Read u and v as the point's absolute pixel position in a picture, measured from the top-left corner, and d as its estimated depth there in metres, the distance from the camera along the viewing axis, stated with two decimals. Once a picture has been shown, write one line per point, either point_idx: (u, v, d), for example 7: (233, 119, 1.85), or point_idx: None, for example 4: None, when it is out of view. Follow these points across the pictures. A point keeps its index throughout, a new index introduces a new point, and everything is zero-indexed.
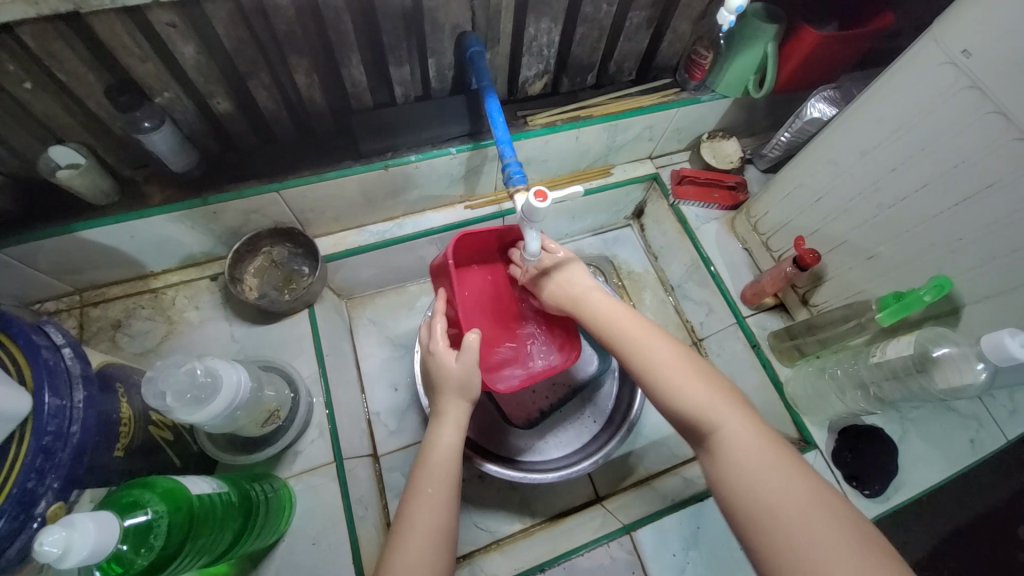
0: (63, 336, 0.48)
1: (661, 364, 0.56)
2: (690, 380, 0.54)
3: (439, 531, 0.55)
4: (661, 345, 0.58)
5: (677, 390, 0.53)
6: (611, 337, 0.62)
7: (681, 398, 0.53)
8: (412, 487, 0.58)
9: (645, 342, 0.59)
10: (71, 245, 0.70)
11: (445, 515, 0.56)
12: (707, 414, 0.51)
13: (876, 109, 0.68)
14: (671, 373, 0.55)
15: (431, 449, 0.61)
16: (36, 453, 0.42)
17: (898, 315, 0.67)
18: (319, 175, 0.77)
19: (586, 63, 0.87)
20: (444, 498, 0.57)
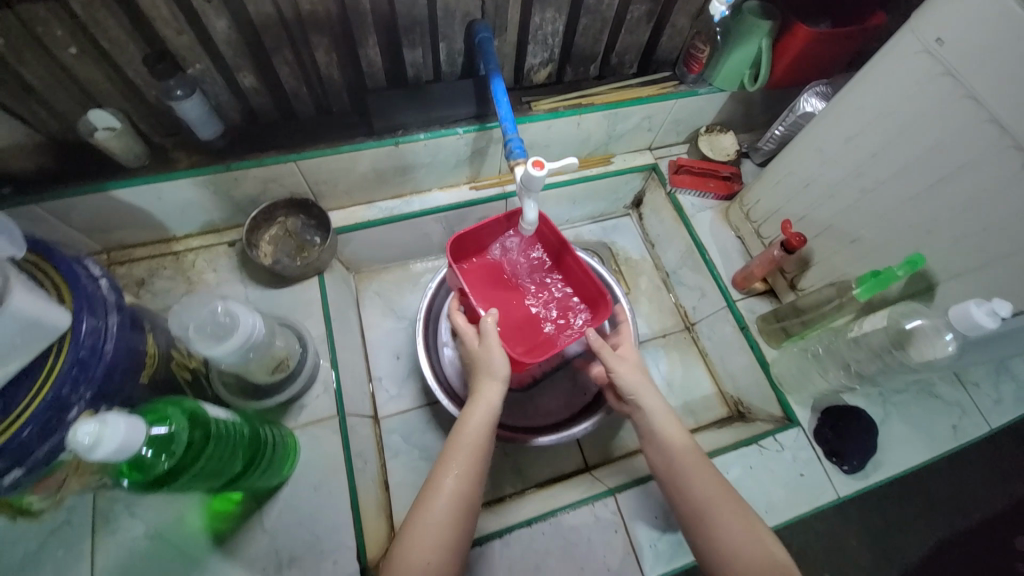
0: (100, 269, 0.53)
1: (713, 493, 0.61)
2: (746, 528, 0.58)
3: (466, 497, 0.60)
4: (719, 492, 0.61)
5: (740, 535, 0.58)
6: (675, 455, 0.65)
7: (724, 520, 0.59)
8: (443, 457, 0.62)
9: (702, 466, 0.64)
10: (103, 202, 0.75)
11: (471, 488, 0.61)
12: (753, 556, 0.56)
13: (858, 99, 0.72)
14: (719, 501, 0.61)
15: (466, 425, 0.65)
16: (74, 363, 0.47)
17: (874, 290, 0.70)
18: (335, 148, 0.82)
19: (588, 53, 0.92)
20: (472, 473, 0.61)
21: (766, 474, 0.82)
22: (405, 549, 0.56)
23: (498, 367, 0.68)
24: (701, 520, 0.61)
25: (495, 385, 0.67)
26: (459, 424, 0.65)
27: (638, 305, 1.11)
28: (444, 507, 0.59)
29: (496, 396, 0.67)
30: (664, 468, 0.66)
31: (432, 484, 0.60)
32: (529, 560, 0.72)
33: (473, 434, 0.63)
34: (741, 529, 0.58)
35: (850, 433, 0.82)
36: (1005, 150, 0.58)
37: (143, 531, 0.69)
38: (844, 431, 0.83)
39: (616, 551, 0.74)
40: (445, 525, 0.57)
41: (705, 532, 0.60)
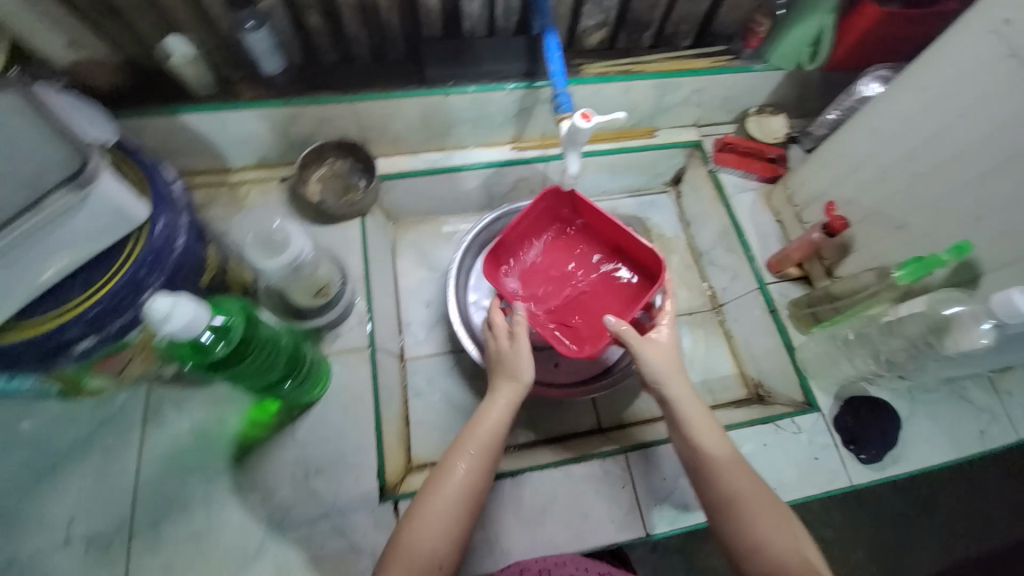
0: (175, 177, 0.60)
1: (747, 490, 0.60)
2: (774, 524, 0.58)
3: (475, 490, 0.62)
4: (750, 486, 0.61)
5: (769, 528, 0.57)
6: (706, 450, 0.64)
7: (754, 512, 0.59)
8: (456, 446, 0.65)
9: (737, 465, 0.62)
10: (172, 126, 0.81)
11: (480, 481, 0.63)
12: (785, 552, 0.56)
13: (920, 79, 0.70)
14: (755, 499, 0.60)
15: (484, 419, 0.67)
16: (150, 250, 0.53)
17: (916, 275, 0.69)
18: (387, 94, 0.85)
19: (644, 19, 0.91)
20: (482, 467, 0.64)
21: (779, 452, 0.82)
22: (414, 529, 0.59)
23: (524, 374, 0.69)
24: (729, 514, 0.60)
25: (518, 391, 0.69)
26: (476, 417, 0.67)
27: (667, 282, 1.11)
28: (452, 495, 0.61)
29: (516, 397, 0.69)
30: (693, 463, 0.65)
31: (444, 470, 0.63)
32: (536, 501, 0.76)
33: (489, 431, 0.66)
34: (777, 530, 0.57)
35: (872, 422, 0.82)
36: None
37: (186, 428, 0.75)
38: (866, 420, 0.83)
39: (621, 504, 0.77)
40: (450, 512, 0.60)
41: (730, 525, 0.59)
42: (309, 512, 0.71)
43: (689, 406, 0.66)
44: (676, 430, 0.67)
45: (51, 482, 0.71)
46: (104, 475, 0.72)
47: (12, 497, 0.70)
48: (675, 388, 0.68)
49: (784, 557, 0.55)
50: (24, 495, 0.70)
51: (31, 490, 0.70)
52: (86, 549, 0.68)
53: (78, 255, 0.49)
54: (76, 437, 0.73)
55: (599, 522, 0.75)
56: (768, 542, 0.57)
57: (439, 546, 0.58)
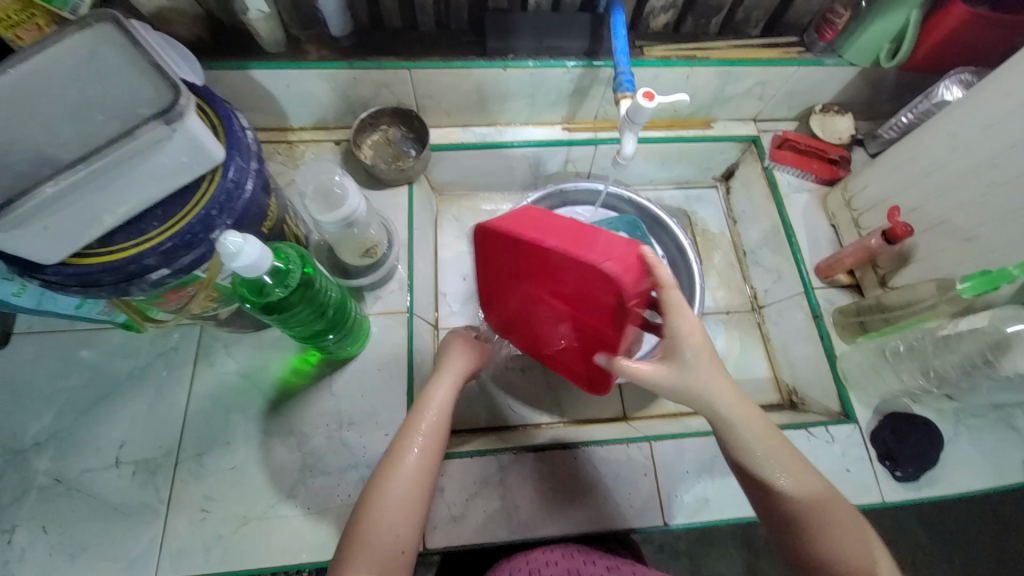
0: (246, 125, 0.62)
1: (806, 498, 0.56)
2: (838, 532, 0.55)
3: (427, 474, 0.59)
4: (810, 492, 0.56)
5: (834, 534, 0.55)
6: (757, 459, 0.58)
7: (812, 518, 0.55)
8: (405, 430, 0.61)
9: (793, 472, 0.57)
10: (241, 80, 0.84)
11: (432, 463, 0.60)
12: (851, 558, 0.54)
13: (1011, 83, 0.65)
14: (813, 505, 0.56)
15: (431, 401, 0.64)
16: (223, 193, 0.55)
17: (982, 289, 0.66)
18: (447, 63, 0.86)
19: (715, 4, 0.88)
20: (436, 446, 0.61)
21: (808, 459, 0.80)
22: (375, 517, 0.56)
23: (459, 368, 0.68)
24: (787, 524, 0.57)
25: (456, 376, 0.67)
26: (424, 398, 0.64)
27: (707, 278, 1.09)
28: (406, 480, 0.58)
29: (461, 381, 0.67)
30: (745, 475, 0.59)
31: (401, 453, 0.59)
32: (557, 478, 0.77)
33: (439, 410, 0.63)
34: (832, 536, 0.55)
35: (911, 439, 0.79)
36: None
37: (232, 369, 0.79)
38: (905, 436, 0.79)
39: (640, 490, 0.77)
40: (407, 498, 0.57)
41: (790, 534, 0.57)
42: (339, 461, 0.74)
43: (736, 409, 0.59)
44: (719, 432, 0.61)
45: (108, 404, 0.76)
46: (154, 405, 0.76)
47: (72, 415, 0.75)
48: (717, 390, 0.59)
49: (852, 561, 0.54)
50: (83, 415, 0.75)
51: (89, 410, 0.76)
52: (134, 471, 0.73)
53: (158, 188, 0.52)
54: (132, 367, 0.78)
55: (617, 505, 0.76)
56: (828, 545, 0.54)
57: (400, 532, 0.56)
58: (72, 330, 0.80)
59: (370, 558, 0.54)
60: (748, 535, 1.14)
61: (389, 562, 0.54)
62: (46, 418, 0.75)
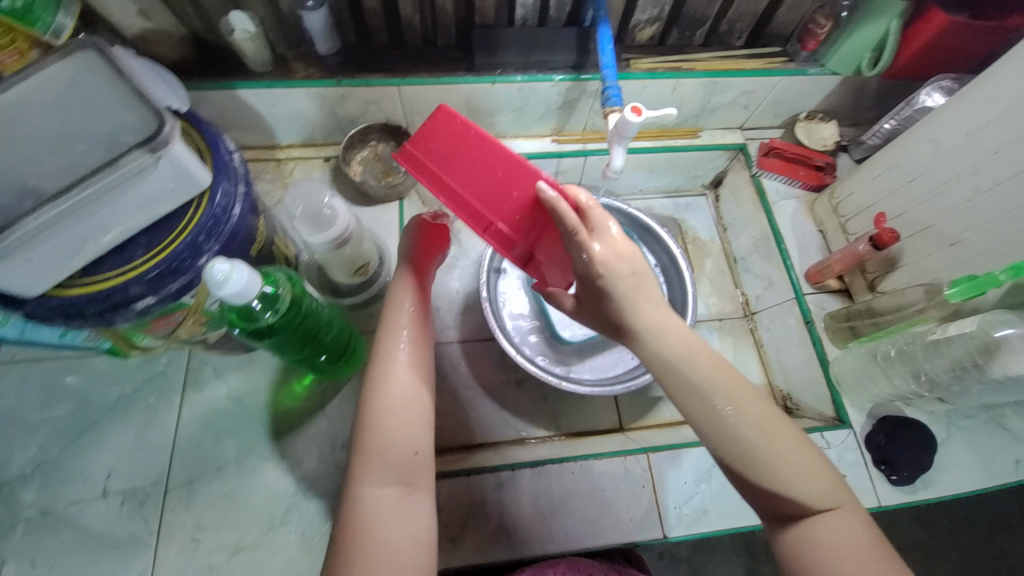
0: (235, 147, 0.61)
1: (778, 441, 0.50)
2: (781, 451, 0.49)
3: (421, 375, 0.59)
4: (751, 409, 0.50)
5: (778, 455, 0.49)
6: (692, 380, 0.51)
7: (787, 459, 0.49)
8: (387, 330, 0.60)
9: (730, 389, 0.51)
10: (227, 100, 0.83)
11: (424, 357, 0.61)
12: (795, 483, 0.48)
13: (989, 90, 0.66)
14: (787, 448, 0.50)
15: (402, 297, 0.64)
16: (210, 218, 0.54)
17: (969, 294, 0.66)
18: (435, 78, 0.86)
19: (698, 16, 0.90)
20: (422, 340, 0.61)
21: None
22: (373, 433, 0.54)
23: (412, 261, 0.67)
24: (734, 449, 0.50)
25: (411, 277, 0.66)
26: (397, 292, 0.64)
27: (699, 286, 1.10)
28: (401, 375, 0.57)
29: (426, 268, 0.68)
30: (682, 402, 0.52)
31: (388, 353, 0.58)
32: (555, 492, 0.76)
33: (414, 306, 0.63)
34: (811, 474, 0.49)
35: (906, 443, 0.79)
36: None
37: (221, 394, 0.78)
38: (900, 440, 0.79)
39: (639, 504, 0.76)
40: (410, 394, 0.56)
41: (740, 461, 0.50)
42: (333, 484, 0.73)
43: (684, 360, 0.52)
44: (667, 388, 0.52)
45: (95, 433, 0.74)
46: (143, 432, 0.75)
47: (57, 445, 0.73)
48: (657, 336, 0.53)
49: (799, 481, 0.49)
50: (68, 445, 0.73)
51: (76, 440, 0.74)
52: (122, 502, 0.71)
53: (142, 214, 0.51)
54: (119, 394, 0.77)
55: (617, 519, 0.76)
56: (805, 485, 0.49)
57: (410, 433, 0.54)
58: (57, 357, 0.78)
59: (385, 463, 0.52)
60: (748, 542, 1.14)
61: (404, 465, 0.53)
62: (29, 449, 0.73)
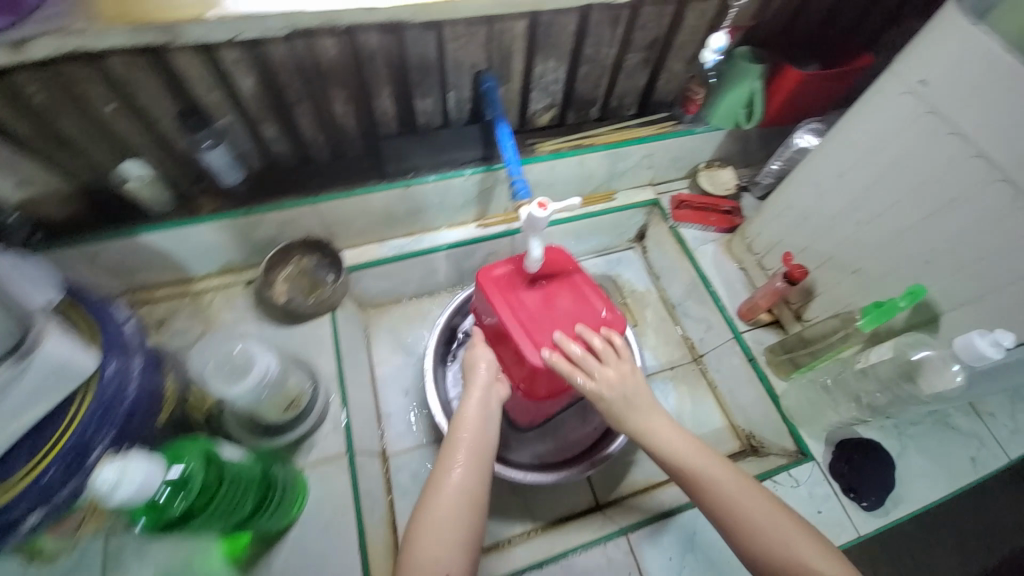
0: (130, 313, 0.61)
1: (769, 516, 0.59)
2: (772, 528, 0.58)
3: (469, 496, 0.64)
4: (744, 492, 0.60)
5: (769, 534, 0.57)
6: (687, 466, 0.63)
7: (774, 541, 0.57)
8: (445, 454, 0.67)
9: (725, 476, 0.62)
10: (130, 246, 0.80)
11: (478, 474, 0.66)
12: (788, 555, 0.56)
13: (849, 136, 0.74)
14: (774, 534, 0.57)
15: (464, 417, 0.71)
16: (99, 403, 0.53)
17: (878, 322, 0.70)
18: (349, 192, 0.87)
19: (589, 97, 0.96)
20: (476, 464, 0.66)
21: None
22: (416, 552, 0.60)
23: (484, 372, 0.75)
24: (731, 526, 0.59)
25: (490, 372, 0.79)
26: (459, 416, 0.71)
27: (645, 337, 1.12)
28: (451, 494, 0.63)
29: (490, 388, 0.74)
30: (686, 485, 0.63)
31: (445, 470, 0.66)
32: None
33: (475, 425, 0.69)
34: (797, 540, 0.57)
35: (866, 468, 0.81)
36: (992, 184, 0.59)
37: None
38: (859, 465, 0.81)
39: None
40: (454, 516, 0.62)
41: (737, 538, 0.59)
42: None
43: (687, 452, 0.64)
44: (675, 476, 0.65)
45: None
46: None
47: None
48: (659, 435, 0.66)
49: (790, 555, 0.56)
50: None
51: None
52: None
53: (23, 419, 0.49)
54: None
55: None
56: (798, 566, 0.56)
57: (447, 554, 0.60)
58: None
59: None
60: None
61: None
62: None
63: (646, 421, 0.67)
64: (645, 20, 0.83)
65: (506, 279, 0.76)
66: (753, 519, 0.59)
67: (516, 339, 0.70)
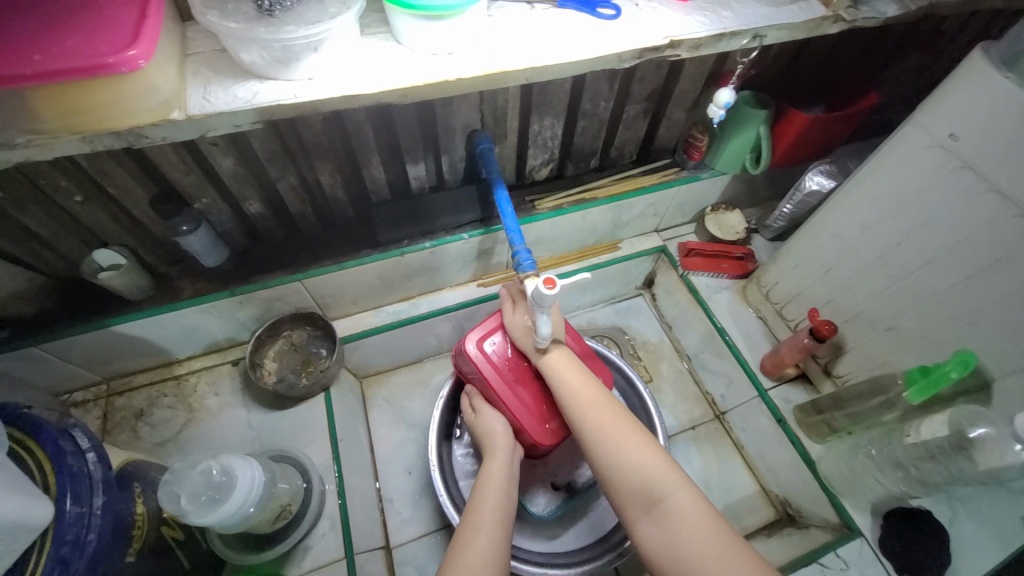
0: (88, 439, 0.51)
1: (627, 437, 0.61)
2: (632, 448, 0.60)
3: (498, 558, 0.58)
4: (614, 417, 0.63)
5: (623, 449, 0.60)
6: (568, 390, 0.66)
7: (633, 476, 0.58)
8: (469, 518, 0.62)
9: (593, 399, 0.65)
10: (105, 337, 0.74)
11: (506, 534, 0.61)
12: (644, 475, 0.58)
13: (872, 187, 0.69)
14: (638, 465, 0.59)
15: (486, 478, 0.67)
16: (54, 564, 0.45)
17: (928, 392, 0.64)
18: (339, 264, 0.81)
19: (588, 149, 0.92)
20: (500, 525, 0.61)
21: None
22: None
23: (502, 431, 0.71)
24: (600, 443, 0.61)
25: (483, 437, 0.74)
26: (482, 478, 0.67)
27: (661, 394, 1.05)
28: (483, 552, 0.58)
29: (512, 452, 0.70)
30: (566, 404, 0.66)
31: (472, 523, 0.61)
32: None
33: (498, 487, 0.65)
34: (650, 460, 0.59)
35: (922, 545, 0.72)
36: None
37: None
38: (915, 542, 0.72)
39: None
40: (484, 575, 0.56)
41: (599, 450, 0.61)
42: None
43: (570, 381, 0.66)
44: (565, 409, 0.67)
45: None
46: None
47: None
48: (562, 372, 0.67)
49: (646, 473, 0.58)
50: None
51: None
52: None
53: None
54: None
55: None
56: (648, 484, 0.57)
57: None
58: None
59: None
60: None
61: None
62: None
63: (561, 370, 0.68)
64: (643, 73, 0.79)
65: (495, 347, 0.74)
66: (620, 459, 0.59)
67: (521, 424, 0.71)
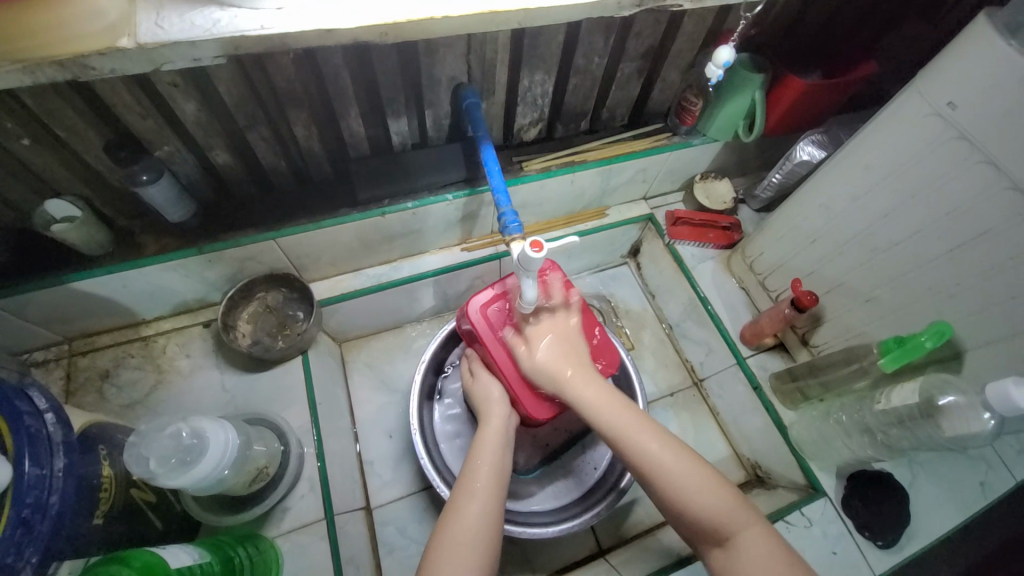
0: (46, 400, 0.48)
1: (683, 467, 0.56)
2: (689, 481, 0.55)
3: (491, 530, 0.58)
4: (662, 442, 0.58)
5: (678, 482, 0.55)
6: (603, 412, 0.61)
7: (698, 514, 0.54)
8: (461, 486, 0.62)
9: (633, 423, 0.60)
10: (62, 294, 0.69)
11: (498, 502, 0.61)
12: (708, 509, 0.54)
13: (866, 156, 0.68)
14: (698, 498, 0.55)
15: (480, 447, 0.66)
16: (15, 526, 0.43)
17: (901, 361, 0.66)
18: (316, 223, 0.77)
19: (578, 110, 0.88)
20: (491, 493, 0.61)
21: None
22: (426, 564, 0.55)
23: (497, 396, 0.71)
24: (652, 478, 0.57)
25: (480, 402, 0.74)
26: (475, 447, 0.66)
27: (642, 361, 1.06)
28: (473, 521, 0.58)
29: (505, 419, 0.70)
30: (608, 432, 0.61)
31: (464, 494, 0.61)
32: None
33: (491, 457, 0.64)
34: (709, 491, 0.55)
35: (881, 503, 0.76)
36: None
37: None
38: (875, 501, 0.77)
39: None
40: (472, 542, 0.56)
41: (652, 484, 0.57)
42: None
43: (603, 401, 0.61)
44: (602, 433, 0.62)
45: None
46: None
47: None
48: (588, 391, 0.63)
49: (710, 509, 0.54)
50: None
51: None
52: None
53: None
54: None
55: None
56: (713, 522, 0.54)
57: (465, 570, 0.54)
58: None
59: None
60: None
61: None
62: None
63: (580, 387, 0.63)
64: (640, 28, 0.75)
65: (492, 314, 0.72)
66: (680, 485, 0.55)
67: (517, 395, 0.69)
